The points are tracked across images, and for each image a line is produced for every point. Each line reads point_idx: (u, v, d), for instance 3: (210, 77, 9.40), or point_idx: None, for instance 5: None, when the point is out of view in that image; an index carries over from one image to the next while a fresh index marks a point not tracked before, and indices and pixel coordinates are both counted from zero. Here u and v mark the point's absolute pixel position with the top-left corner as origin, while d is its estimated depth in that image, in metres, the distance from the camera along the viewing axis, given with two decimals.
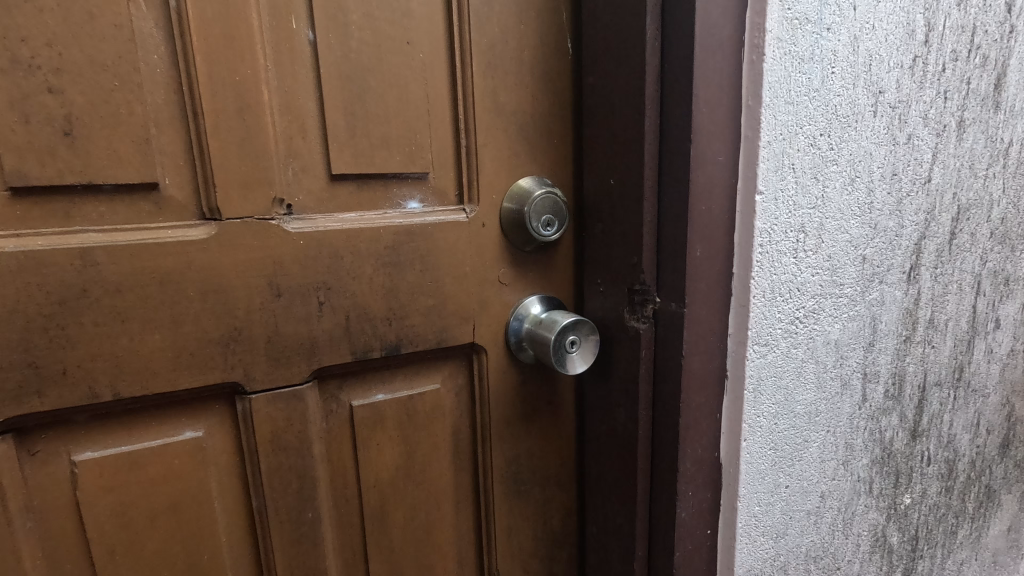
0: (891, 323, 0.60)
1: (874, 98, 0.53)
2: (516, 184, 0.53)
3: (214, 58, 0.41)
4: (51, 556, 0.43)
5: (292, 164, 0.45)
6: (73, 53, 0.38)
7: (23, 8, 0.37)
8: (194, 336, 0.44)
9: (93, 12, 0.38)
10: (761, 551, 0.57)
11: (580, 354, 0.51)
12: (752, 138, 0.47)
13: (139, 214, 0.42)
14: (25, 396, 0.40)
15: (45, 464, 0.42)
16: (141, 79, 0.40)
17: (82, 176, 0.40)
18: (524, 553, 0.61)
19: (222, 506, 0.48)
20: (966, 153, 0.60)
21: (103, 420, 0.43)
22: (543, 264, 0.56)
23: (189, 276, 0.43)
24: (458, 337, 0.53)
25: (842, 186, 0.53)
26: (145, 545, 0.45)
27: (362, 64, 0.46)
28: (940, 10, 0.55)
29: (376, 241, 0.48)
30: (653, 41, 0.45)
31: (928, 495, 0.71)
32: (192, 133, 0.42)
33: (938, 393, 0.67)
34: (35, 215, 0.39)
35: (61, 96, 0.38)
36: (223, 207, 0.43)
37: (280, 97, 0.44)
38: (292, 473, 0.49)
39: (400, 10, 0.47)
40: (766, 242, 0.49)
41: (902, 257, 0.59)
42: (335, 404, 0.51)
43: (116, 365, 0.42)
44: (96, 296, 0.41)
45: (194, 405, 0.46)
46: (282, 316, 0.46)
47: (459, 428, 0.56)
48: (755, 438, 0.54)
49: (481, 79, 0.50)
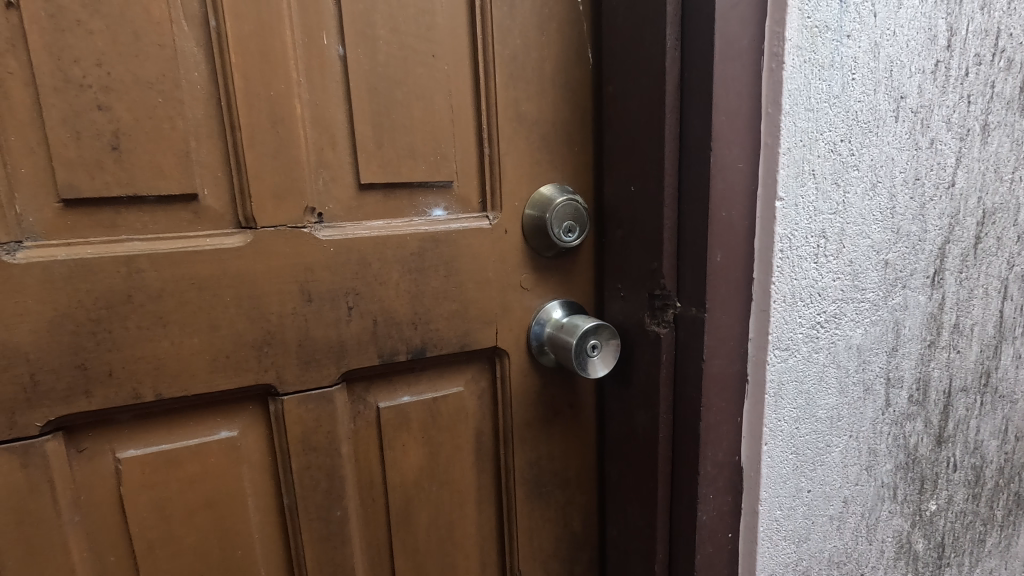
0: (915, 328, 0.60)
1: (895, 103, 0.53)
2: (538, 192, 0.54)
3: (250, 74, 0.43)
4: (96, 548, 0.45)
5: (323, 174, 0.47)
6: (120, 72, 0.40)
7: (75, 31, 0.39)
8: (231, 340, 0.46)
9: (139, 33, 0.40)
10: (783, 555, 0.57)
11: (600, 358, 0.52)
12: (771, 145, 0.48)
13: (179, 223, 0.44)
14: (74, 397, 0.42)
15: (91, 461, 0.44)
16: (182, 95, 0.42)
17: (128, 188, 0.42)
18: (545, 554, 0.62)
19: (255, 503, 0.50)
20: (991, 156, 0.60)
21: (145, 420, 0.46)
22: (564, 269, 0.57)
23: (226, 283, 0.45)
24: (482, 341, 0.55)
25: (863, 191, 0.53)
26: (183, 540, 0.47)
27: (390, 77, 0.48)
28: (963, 14, 0.54)
29: (402, 248, 0.50)
30: (673, 51, 0.46)
31: (954, 502, 0.70)
32: (229, 146, 0.44)
33: (964, 399, 0.67)
34: (85, 225, 0.42)
35: (109, 113, 0.41)
36: (258, 216, 0.45)
37: (312, 110, 0.46)
38: (321, 472, 0.51)
39: (426, 25, 0.48)
40: (786, 248, 0.49)
41: (926, 262, 0.59)
42: (362, 405, 0.52)
43: (157, 367, 0.44)
44: (140, 301, 0.43)
45: (230, 406, 0.48)
46: (313, 321, 0.48)
47: (481, 430, 0.58)
48: (776, 442, 0.54)
49: (504, 90, 0.51)
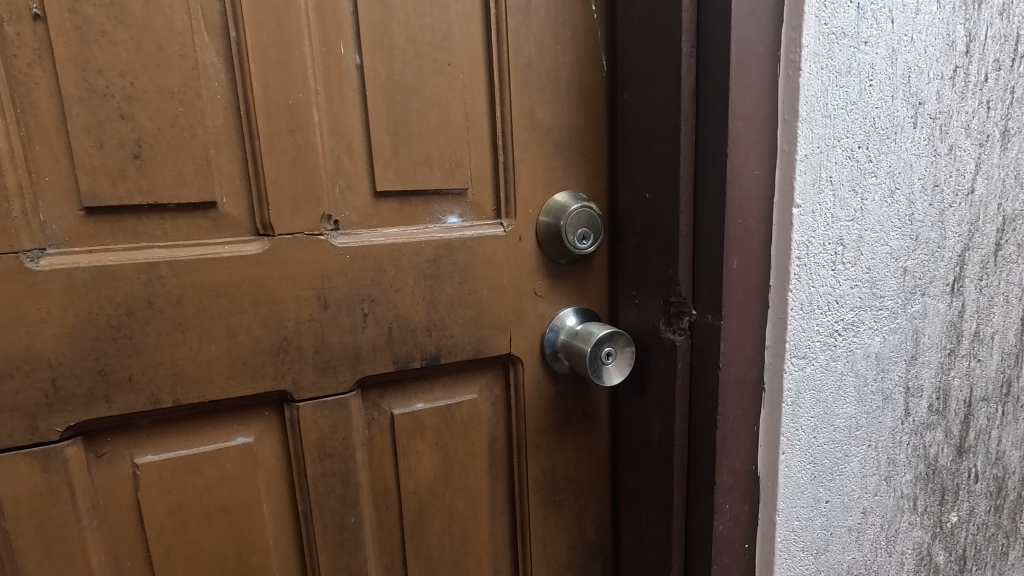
0: (934, 336, 0.59)
1: (913, 110, 0.52)
2: (552, 199, 0.54)
3: (270, 84, 0.44)
4: (114, 553, 0.46)
5: (339, 181, 0.48)
6: (143, 82, 0.41)
7: (99, 42, 0.40)
8: (248, 346, 0.46)
9: (162, 44, 0.41)
10: (801, 566, 0.57)
11: (615, 365, 0.52)
12: (789, 152, 0.47)
13: (198, 230, 0.44)
14: (95, 402, 0.43)
15: (110, 466, 0.45)
16: (203, 104, 0.43)
17: (149, 195, 0.42)
18: (558, 563, 0.62)
19: (270, 509, 0.50)
20: (1011, 163, 0.59)
21: (162, 425, 0.46)
22: (578, 276, 0.57)
23: (244, 289, 0.45)
24: (496, 348, 0.55)
25: (881, 198, 0.52)
26: (199, 545, 0.48)
27: (406, 85, 0.48)
28: (982, 19, 0.54)
29: (417, 254, 0.50)
30: (688, 57, 0.46)
31: (976, 514, 0.69)
32: (248, 153, 0.45)
33: (985, 409, 0.65)
34: (106, 232, 0.42)
35: (131, 122, 0.41)
36: (276, 223, 0.46)
37: (329, 118, 0.47)
38: (336, 478, 0.51)
39: (442, 33, 0.49)
40: (803, 256, 0.49)
41: (945, 269, 0.58)
42: (377, 412, 0.52)
43: (176, 372, 0.44)
44: (159, 308, 0.43)
45: (246, 412, 0.48)
46: (329, 327, 0.48)
47: (495, 437, 0.58)
48: (794, 451, 0.53)
49: (519, 98, 0.52)
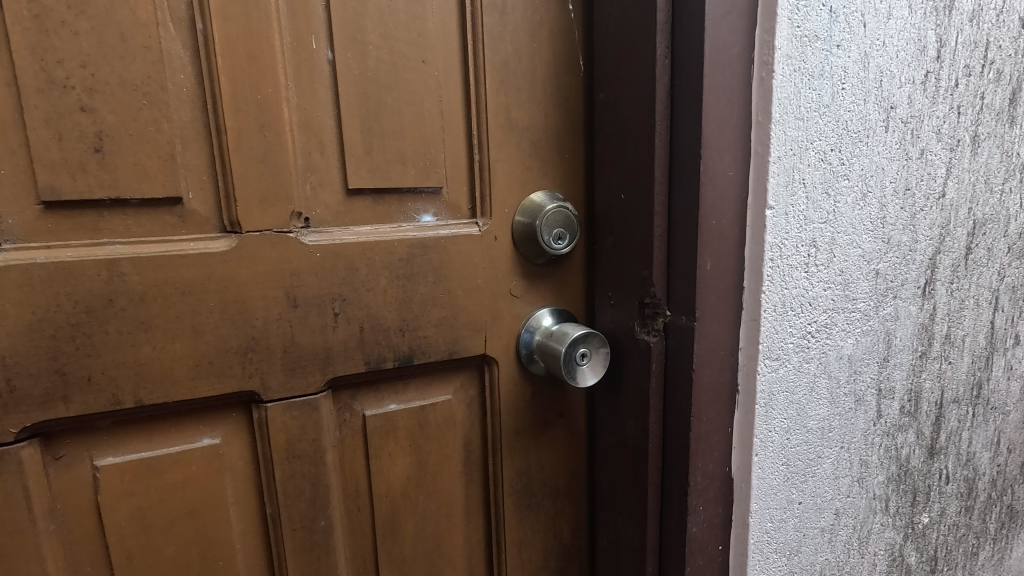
0: (906, 339, 0.60)
1: (885, 113, 0.53)
2: (528, 199, 0.54)
3: (238, 78, 0.43)
4: (72, 558, 0.44)
5: (311, 179, 0.47)
6: (105, 74, 0.40)
7: (58, 31, 0.38)
8: (215, 346, 0.45)
9: (125, 35, 0.40)
10: (774, 568, 0.57)
11: (590, 367, 0.51)
12: (762, 154, 0.47)
13: (162, 227, 0.43)
14: (52, 403, 0.41)
15: (69, 469, 0.44)
16: (168, 97, 0.42)
17: (111, 190, 0.41)
18: (534, 565, 0.61)
19: (237, 513, 0.49)
20: (981, 167, 0.60)
21: (123, 426, 0.45)
22: (555, 277, 0.57)
23: (210, 288, 0.44)
24: (470, 349, 0.54)
25: (854, 201, 0.53)
26: (163, 550, 0.46)
27: (380, 82, 0.48)
28: (952, 25, 0.55)
29: (390, 253, 0.50)
30: (663, 57, 0.46)
31: (947, 515, 0.69)
32: (215, 149, 0.44)
33: (956, 410, 0.66)
34: (65, 227, 0.41)
35: (92, 115, 0.40)
36: (244, 221, 0.45)
37: (301, 115, 0.46)
38: (306, 481, 0.50)
39: (416, 29, 0.48)
40: (776, 257, 0.49)
41: (917, 272, 0.59)
42: (348, 413, 0.52)
43: (138, 372, 0.43)
44: (121, 306, 0.42)
45: (213, 413, 0.47)
46: (298, 327, 0.47)
47: (470, 439, 0.57)
48: (767, 453, 0.54)
49: (494, 96, 0.51)
